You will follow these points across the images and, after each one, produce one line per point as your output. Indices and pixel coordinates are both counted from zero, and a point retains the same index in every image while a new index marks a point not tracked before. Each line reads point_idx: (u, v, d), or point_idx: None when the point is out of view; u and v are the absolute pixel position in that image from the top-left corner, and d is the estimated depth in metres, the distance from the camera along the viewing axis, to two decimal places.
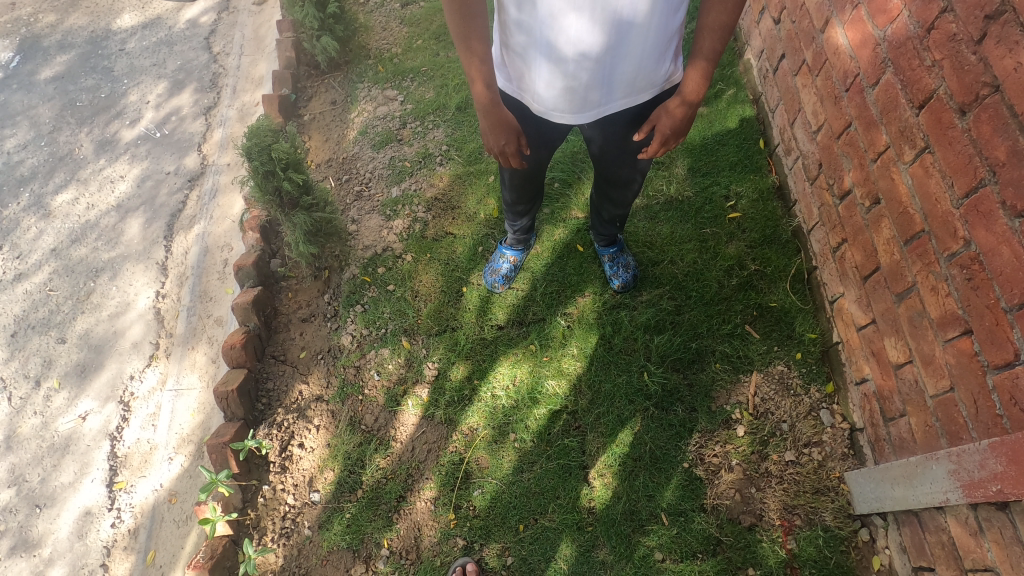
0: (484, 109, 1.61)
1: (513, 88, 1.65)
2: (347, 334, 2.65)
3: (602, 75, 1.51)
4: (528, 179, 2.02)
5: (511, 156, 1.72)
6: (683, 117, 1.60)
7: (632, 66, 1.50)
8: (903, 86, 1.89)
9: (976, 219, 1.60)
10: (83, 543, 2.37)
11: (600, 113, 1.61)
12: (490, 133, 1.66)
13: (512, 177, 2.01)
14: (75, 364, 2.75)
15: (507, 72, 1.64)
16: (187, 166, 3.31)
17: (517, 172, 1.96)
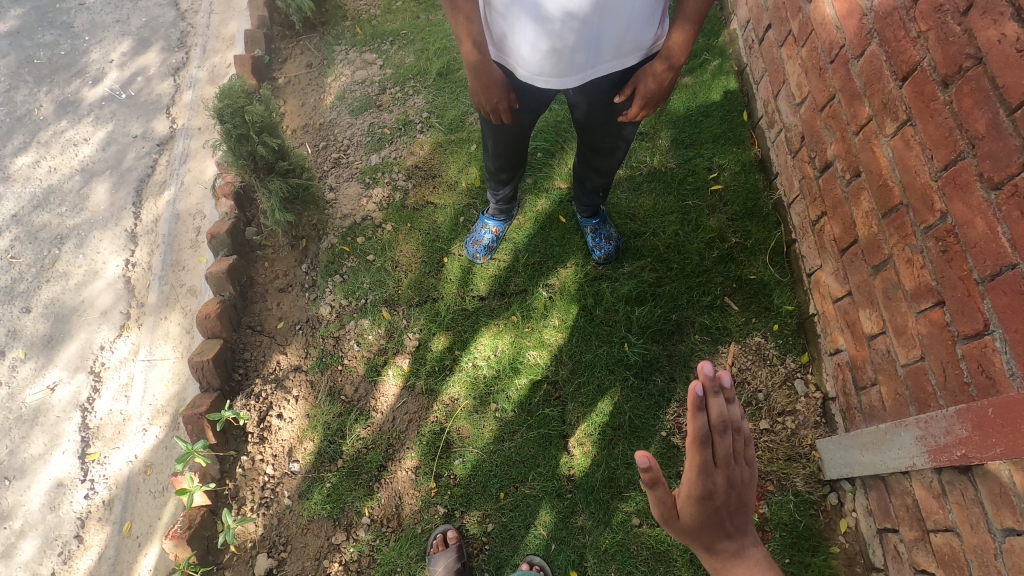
0: (471, 68, 1.60)
1: (497, 51, 1.60)
2: (325, 304, 2.61)
3: (590, 37, 1.47)
4: (512, 148, 1.98)
5: (502, 113, 1.71)
6: (660, 84, 1.58)
7: (620, 28, 1.46)
8: (887, 57, 1.88)
9: (954, 192, 1.62)
10: (55, 515, 2.32)
11: (586, 77, 1.57)
12: (479, 92, 1.65)
13: (495, 146, 1.98)
14: (42, 334, 2.67)
15: (491, 36, 1.59)
16: (156, 130, 3.18)
17: (500, 140, 1.92)
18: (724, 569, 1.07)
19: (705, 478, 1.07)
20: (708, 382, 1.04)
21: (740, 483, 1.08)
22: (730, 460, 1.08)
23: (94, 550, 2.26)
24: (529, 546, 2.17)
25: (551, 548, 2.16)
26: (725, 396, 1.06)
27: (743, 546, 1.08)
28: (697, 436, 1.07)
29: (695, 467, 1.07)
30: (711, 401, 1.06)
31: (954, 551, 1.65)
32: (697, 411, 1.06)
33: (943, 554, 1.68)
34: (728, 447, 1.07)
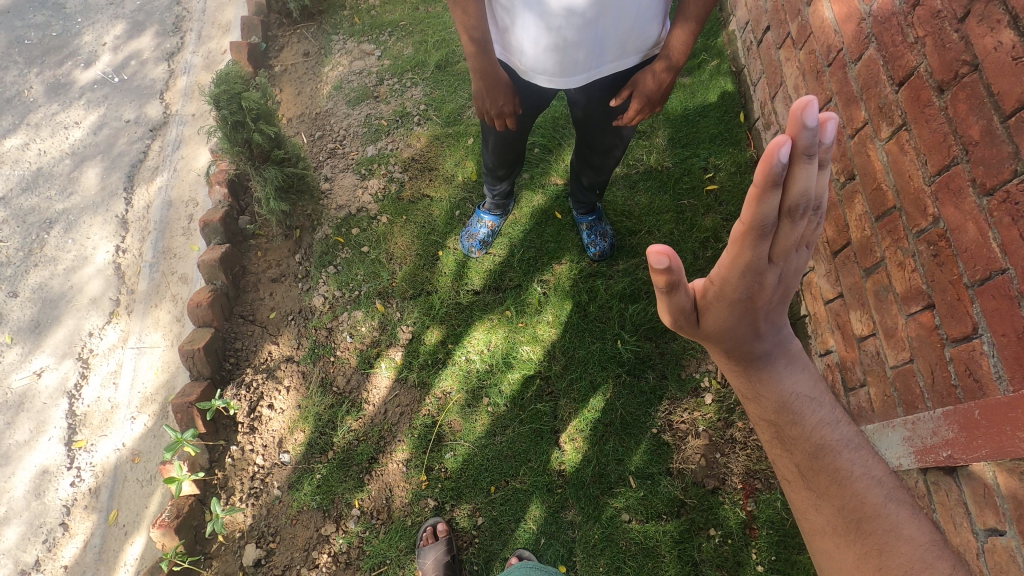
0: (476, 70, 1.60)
1: (502, 51, 1.60)
2: (319, 295, 2.60)
3: (594, 37, 1.47)
4: (513, 143, 1.98)
5: (507, 117, 1.71)
6: (660, 86, 1.58)
7: (624, 27, 1.47)
8: (885, 62, 1.90)
9: (946, 196, 1.64)
10: (40, 502, 2.30)
11: (590, 77, 1.57)
12: (485, 96, 1.65)
13: (498, 141, 1.96)
14: (29, 319, 2.63)
15: (499, 35, 1.58)
16: (148, 115, 3.13)
17: (502, 136, 1.91)
18: (748, 376, 0.91)
19: (750, 277, 0.82)
20: (796, 139, 0.71)
21: (791, 281, 0.85)
22: (790, 251, 0.81)
23: (80, 538, 2.24)
24: (518, 539, 2.18)
25: (540, 542, 2.17)
26: (816, 165, 0.73)
27: (778, 352, 0.91)
28: (752, 224, 0.78)
29: (740, 266, 0.82)
30: (794, 171, 0.74)
31: None
32: (768, 190, 0.75)
33: None
34: (792, 238, 0.79)
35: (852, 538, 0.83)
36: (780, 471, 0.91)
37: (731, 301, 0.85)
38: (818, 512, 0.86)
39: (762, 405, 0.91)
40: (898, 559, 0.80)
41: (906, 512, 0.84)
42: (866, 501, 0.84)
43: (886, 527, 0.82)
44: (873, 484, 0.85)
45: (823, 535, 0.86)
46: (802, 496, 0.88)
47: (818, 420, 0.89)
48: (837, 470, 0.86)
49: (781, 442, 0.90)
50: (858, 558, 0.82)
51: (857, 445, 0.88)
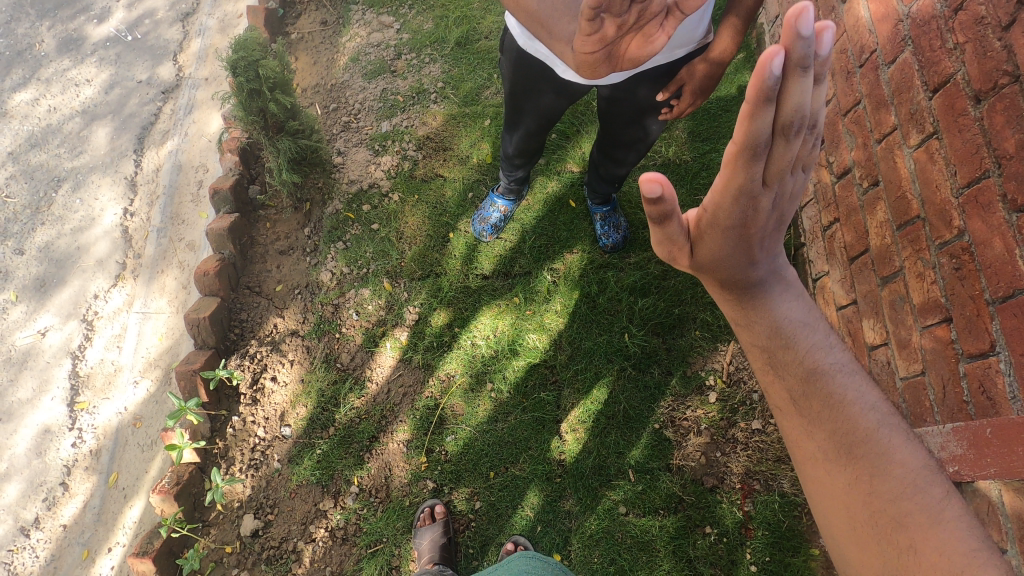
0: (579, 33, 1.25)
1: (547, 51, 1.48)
2: (326, 271, 2.58)
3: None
4: (542, 130, 1.91)
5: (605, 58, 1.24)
6: (710, 75, 1.54)
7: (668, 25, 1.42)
8: (920, 67, 1.84)
9: (974, 210, 1.60)
10: (41, 460, 2.31)
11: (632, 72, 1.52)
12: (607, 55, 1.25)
13: (531, 128, 1.88)
14: (35, 277, 2.61)
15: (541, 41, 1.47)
16: (161, 76, 3.08)
17: (534, 128, 1.88)
18: (742, 304, 0.92)
19: (744, 202, 0.80)
20: (791, 49, 0.67)
21: (784, 204, 0.83)
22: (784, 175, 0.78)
23: (79, 499, 2.26)
24: (515, 526, 2.20)
25: (536, 529, 2.19)
26: (811, 78, 0.70)
27: (771, 281, 0.90)
28: (745, 144, 0.75)
29: (732, 189, 0.80)
30: (789, 85, 0.70)
31: None
32: (762, 107, 0.72)
33: None
34: (787, 159, 0.77)
35: (842, 462, 0.81)
36: (772, 399, 0.90)
37: (725, 227, 0.84)
38: (808, 438, 0.84)
39: (755, 331, 0.91)
40: (888, 482, 0.78)
41: (899, 436, 0.81)
42: (859, 424, 0.82)
43: (878, 449, 0.80)
44: (865, 408, 0.83)
45: (812, 459, 0.83)
46: (791, 422, 0.86)
47: (810, 344, 0.88)
48: (829, 394, 0.84)
49: (773, 368, 0.89)
50: (850, 483, 0.80)
51: (849, 370, 0.86)
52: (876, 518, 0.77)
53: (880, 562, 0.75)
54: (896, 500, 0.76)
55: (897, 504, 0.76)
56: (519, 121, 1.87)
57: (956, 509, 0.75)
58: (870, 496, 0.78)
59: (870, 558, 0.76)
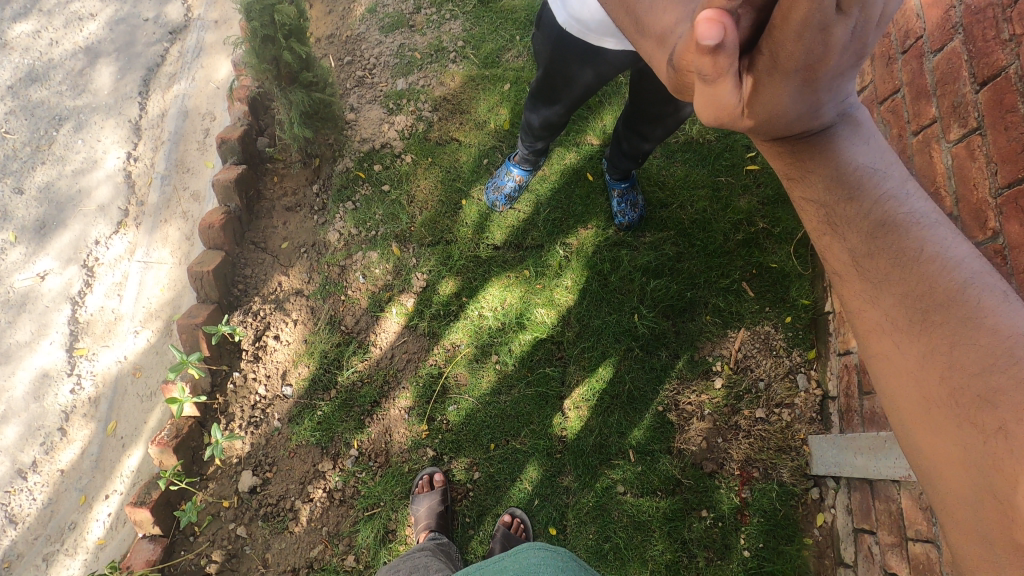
0: None
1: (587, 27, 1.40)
2: (334, 231, 2.51)
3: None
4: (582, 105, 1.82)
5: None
6: None
7: None
8: (969, 57, 1.75)
9: (1013, 212, 1.55)
10: (39, 405, 2.29)
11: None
12: None
13: (572, 102, 1.79)
14: (34, 218, 2.55)
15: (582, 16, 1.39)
16: (168, 15, 2.94)
17: (576, 97, 1.74)
18: (798, 159, 0.84)
19: (813, 35, 0.65)
20: None
21: (866, 31, 0.67)
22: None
23: (77, 445, 2.25)
24: (512, 498, 2.21)
25: (533, 503, 2.20)
26: None
27: (833, 123, 0.80)
28: None
29: (799, 20, 0.64)
30: None
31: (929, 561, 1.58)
32: None
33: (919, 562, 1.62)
34: None
35: (914, 324, 0.75)
36: (836, 265, 0.85)
37: (785, 71, 0.70)
38: (874, 305, 0.79)
39: (812, 185, 0.85)
40: (969, 350, 0.70)
41: (979, 284, 0.73)
42: (932, 277, 0.75)
43: (954, 304, 0.72)
44: (947, 266, 0.74)
45: (878, 331, 0.78)
46: (856, 290, 0.81)
47: (878, 193, 0.81)
48: (896, 246, 0.78)
49: (834, 229, 0.84)
50: (919, 345, 0.74)
51: (930, 221, 0.78)
52: (955, 393, 0.70)
53: (957, 444, 0.70)
54: (983, 372, 0.69)
55: (979, 373, 0.69)
56: (562, 95, 1.75)
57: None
58: (946, 365, 0.71)
59: (941, 435, 0.71)
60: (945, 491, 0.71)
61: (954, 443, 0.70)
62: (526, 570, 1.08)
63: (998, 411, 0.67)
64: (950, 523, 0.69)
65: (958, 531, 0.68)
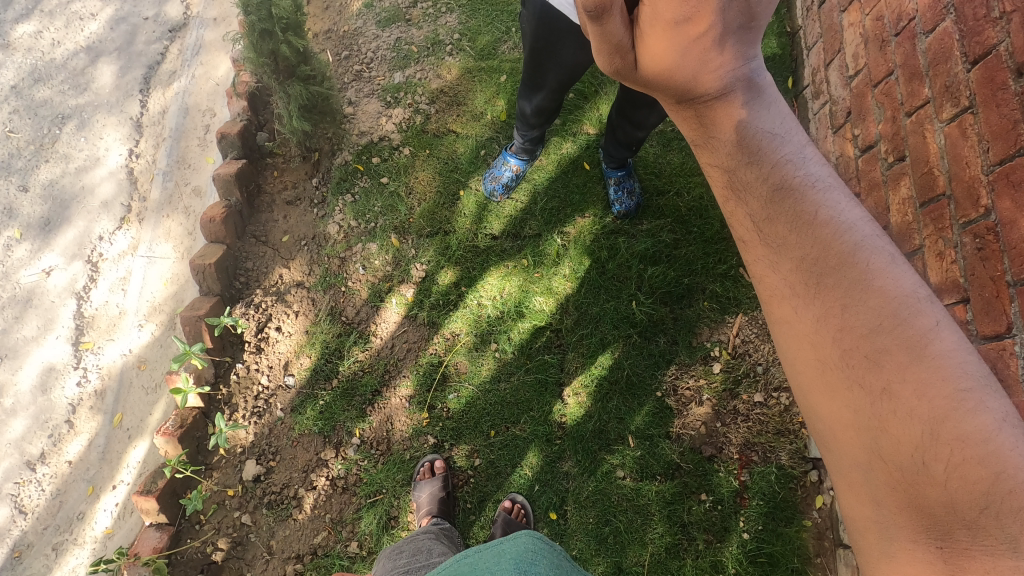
0: None
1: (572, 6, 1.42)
2: (334, 223, 2.54)
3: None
4: (568, 87, 1.84)
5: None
6: None
7: None
8: (960, 36, 1.75)
9: (1004, 188, 1.55)
10: (46, 398, 2.32)
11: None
12: None
13: (555, 86, 1.82)
14: (39, 216, 2.58)
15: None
16: (168, 14, 2.98)
17: (560, 77, 1.75)
18: (701, 122, 0.84)
19: None
20: None
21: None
22: None
23: (84, 437, 2.29)
24: (513, 484, 2.23)
25: (534, 489, 2.22)
26: None
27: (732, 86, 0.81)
28: None
29: None
30: None
31: None
32: None
33: None
34: None
35: (811, 296, 0.72)
36: (739, 232, 0.82)
37: (665, 24, 0.73)
38: (774, 272, 0.76)
39: (716, 151, 0.85)
40: (863, 315, 0.68)
41: (883, 260, 0.70)
42: (832, 246, 0.72)
43: (858, 277, 0.69)
44: (841, 230, 0.72)
45: (777, 297, 0.76)
46: (758, 256, 0.79)
47: (780, 159, 0.79)
48: (797, 215, 0.75)
49: (737, 194, 0.83)
50: (818, 318, 0.71)
51: (827, 183, 0.77)
52: (849, 359, 0.69)
53: (853, 413, 0.68)
54: (875, 339, 0.67)
55: (871, 339, 0.67)
56: (542, 81, 1.81)
57: (951, 339, 0.65)
58: (839, 332, 0.69)
59: (838, 406, 0.69)
60: (851, 478, 0.69)
61: (850, 412, 0.68)
62: (521, 558, 1.08)
63: (888, 378, 0.65)
64: (849, 488, 0.70)
65: (855, 498, 0.69)
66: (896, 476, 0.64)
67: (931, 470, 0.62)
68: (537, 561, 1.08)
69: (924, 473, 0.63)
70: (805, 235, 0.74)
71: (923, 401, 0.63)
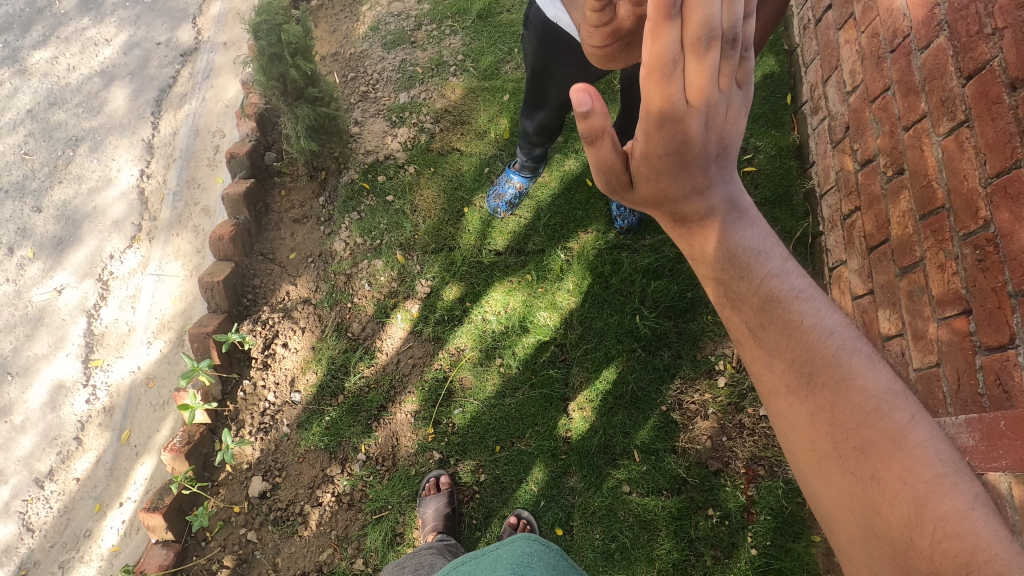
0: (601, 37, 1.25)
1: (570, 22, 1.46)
2: (340, 240, 2.58)
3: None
4: (570, 106, 1.88)
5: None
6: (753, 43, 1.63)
7: None
8: (954, 52, 1.79)
9: (1002, 200, 1.57)
10: (55, 415, 2.35)
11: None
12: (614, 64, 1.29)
13: (557, 104, 1.85)
14: (51, 236, 2.63)
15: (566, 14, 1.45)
16: (179, 39, 3.06)
17: (561, 96, 1.79)
18: (692, 233, 0.87)
19: (669, 126, 0.75)
20: None
21: (718, 122, 0.77)
22: (710, 91, 0.73)
23: (92, 454, 2.30)
24: (518, 500, 2.22)
25: (539, 504, 2.21)
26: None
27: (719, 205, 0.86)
28: (653, 62, 0.70)
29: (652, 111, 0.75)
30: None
31: None
32: (664, 23, 0.67)
33: None
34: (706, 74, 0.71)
35: (803, 393, 0.74)
36: (734, 335, 0.84)
37: (655, 155, 0.79)
38: (768, 371, 0.78)
39: (708, 261, 0.87)
40: (851, 410, 0.71)
41: (864, 361, 0.74)
42: (818, 348, 0.75)
43: (845, 376, 0.72)
44: (825, 333, 0.75)
45: (773, 393, 0.77)
46: (753, 357, 0.80)
47: (767, 271, 0.82)
48: (786, 319, 0.78)
49: (729, 301, 0.84)
50: (810, 413, 0.73)
51: (810, 295, 0.80)
52: (841, 450, 0.70)
53: (848, 496, 0.70)
54: (863, 431, 0.69)
55: (860, 432, 0.70)
56: (544, 99, 1.85)
57: (926, 432, 0.68)
58: (831, 426, 0.71)
59: (833, 493, 0.71)
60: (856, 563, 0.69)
61: (846, 496, 0.70)
62: (517, 564, 1.09)
63: (876, 466, 0.68)
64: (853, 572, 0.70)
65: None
66: (894, 563, 0.65)
67: (920, 551, 0.63)
68: (534, 564, 1.10)
69: (917, 556, 0.63)
70: (793, 337, 0.76)
71: (910, 489, 0.65)
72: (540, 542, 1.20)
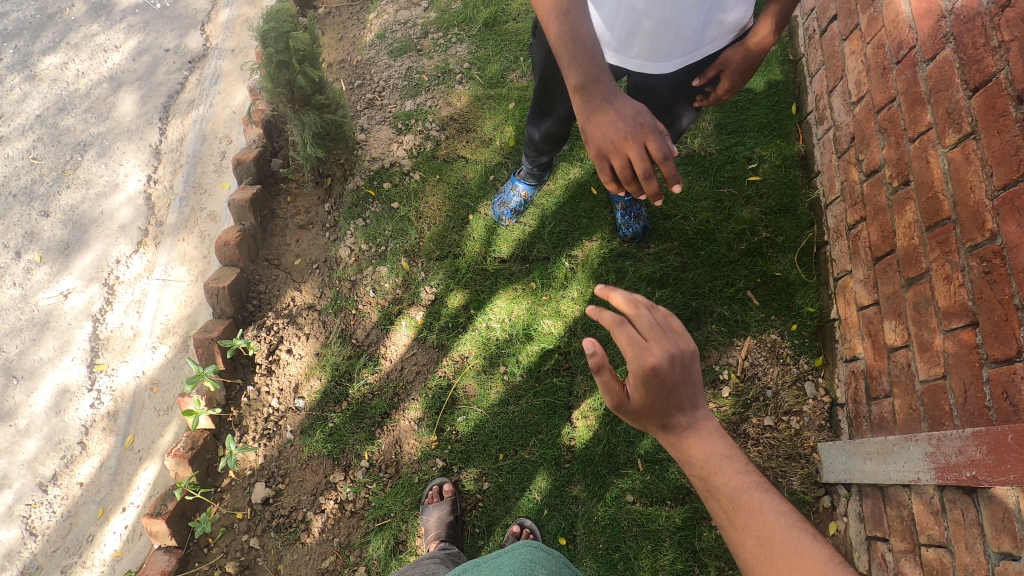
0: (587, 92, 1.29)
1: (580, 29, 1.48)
2: (345, 247, 2.58)
3: (696, 21, 1.41)
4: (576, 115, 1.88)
5: (627, 159, 1.23)
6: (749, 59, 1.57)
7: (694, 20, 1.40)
8: (960, 64, 1.79)
9: (1009, 213, 1.57)
10: (60, 419, 2.35)
11: (687, 61, 1.50)
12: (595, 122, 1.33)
13: (563, 113, 1.86)
14: (58, 240, 2.65)
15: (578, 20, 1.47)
16: (188, 46, 3.08)
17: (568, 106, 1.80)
18: (675, 436, 1.02)
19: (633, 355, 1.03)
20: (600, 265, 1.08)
21: (677, 355, 1.02)
22: (653, 331, 1.04)
23: (96, 458, 2.30)
24: (521, 508, 2.22)
25: (542, 513, 2.20)
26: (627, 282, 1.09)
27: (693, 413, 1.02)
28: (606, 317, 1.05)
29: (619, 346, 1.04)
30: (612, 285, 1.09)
31: (943, 567, 1.64)
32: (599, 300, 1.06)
33: (932, 567, 1.68)
34: (645, 322, 1.05)
35: (764, 560, 0.86)
36: (716, 517, 0.94)
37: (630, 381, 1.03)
38: (738, 545, 0.89)
39: (692, 460, 0.99)
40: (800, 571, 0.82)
41: (808, 533, 0.86)
42: (773, 523, 0.87)
43: (793, 544, 0.85)
44: (777, 511, 0.88)
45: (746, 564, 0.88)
46: (731, 536, 0.91)
47: (733, 469, 0.95)
48: (749, 500, 0.90)
49: (709, 493, 0.95)
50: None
51: (768, 485, 0.93)
52: None
53: None
54: None
55: None
56: (550, 108, 1.86)
57: None
58: None
59: None
60: None
61: None
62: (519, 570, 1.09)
63: None
64: None
65: None
66: None
67: None
68: (535, 569, 1.10)
69: None
70: (746, 516, 0.89)
71: None
72: (541, 546, 1.20)
